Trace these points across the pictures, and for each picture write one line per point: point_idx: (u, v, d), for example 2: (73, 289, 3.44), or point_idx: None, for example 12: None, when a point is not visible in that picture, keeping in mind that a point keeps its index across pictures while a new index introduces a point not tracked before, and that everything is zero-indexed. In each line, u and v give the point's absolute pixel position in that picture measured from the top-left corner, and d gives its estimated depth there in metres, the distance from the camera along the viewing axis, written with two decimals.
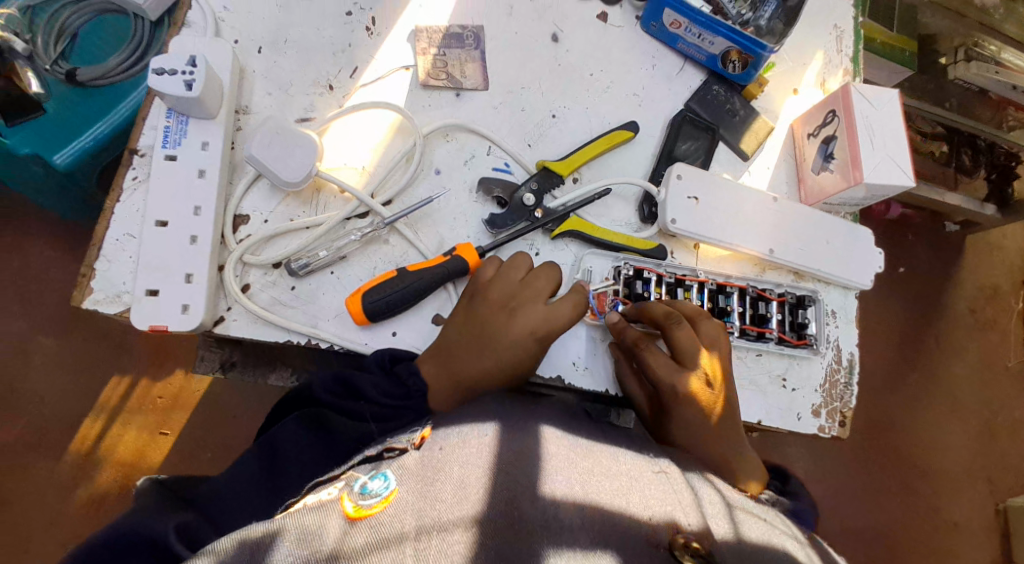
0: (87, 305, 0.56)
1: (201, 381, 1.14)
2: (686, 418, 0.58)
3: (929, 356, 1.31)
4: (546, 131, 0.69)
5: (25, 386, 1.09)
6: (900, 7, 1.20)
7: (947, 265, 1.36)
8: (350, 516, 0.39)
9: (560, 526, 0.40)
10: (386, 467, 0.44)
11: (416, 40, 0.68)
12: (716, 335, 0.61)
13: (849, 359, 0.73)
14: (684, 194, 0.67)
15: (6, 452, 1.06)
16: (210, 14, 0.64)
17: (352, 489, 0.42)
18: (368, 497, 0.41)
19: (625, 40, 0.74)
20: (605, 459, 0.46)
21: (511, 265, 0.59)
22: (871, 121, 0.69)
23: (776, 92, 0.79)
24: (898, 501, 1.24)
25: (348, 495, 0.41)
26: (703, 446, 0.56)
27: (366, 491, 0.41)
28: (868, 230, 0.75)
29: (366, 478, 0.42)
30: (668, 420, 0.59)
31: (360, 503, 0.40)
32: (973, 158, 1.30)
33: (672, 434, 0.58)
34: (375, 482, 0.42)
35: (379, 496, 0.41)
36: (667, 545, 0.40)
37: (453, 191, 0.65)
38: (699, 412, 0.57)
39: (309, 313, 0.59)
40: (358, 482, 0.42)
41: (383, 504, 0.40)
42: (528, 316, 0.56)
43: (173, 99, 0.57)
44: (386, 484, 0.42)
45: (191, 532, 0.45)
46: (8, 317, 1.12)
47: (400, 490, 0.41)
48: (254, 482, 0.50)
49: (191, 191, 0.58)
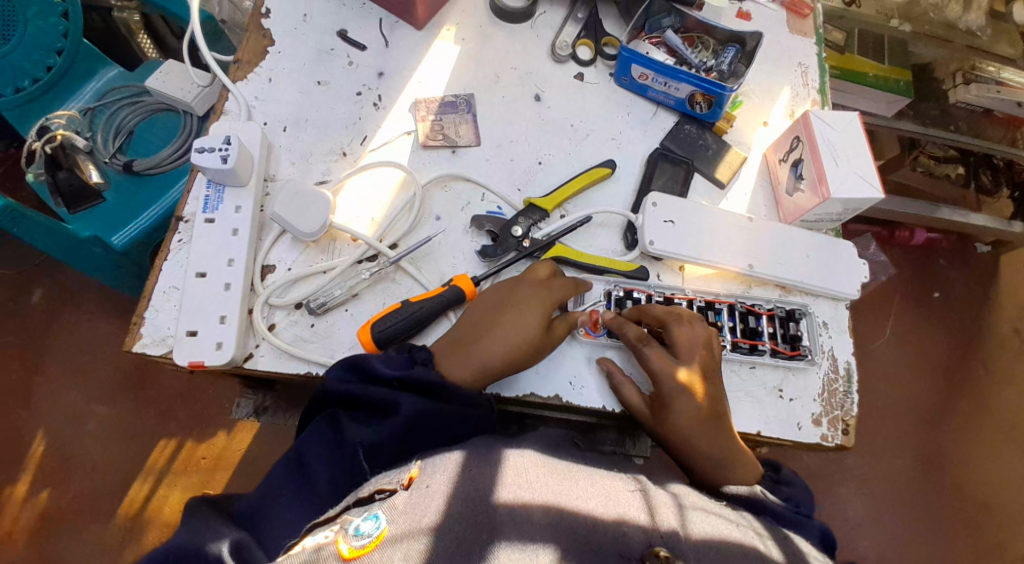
0: (137, 348, 0.66)
1: (241, 441, 1.22)
2: (681, 411, 0.62)
3: (979, 386, 1.34)
4: (534, 177, 0.78)
5: (81, 452, 1.19)
6: (889, 42, 1.24)
7: (985, 286, 1.43)
8: (345, 557, 0.43)
9: (534, 525, 0.46)
10: (377, 508, 0.48)
11: (416, 110, 0.79)
12: (691, 347, 0.65)
13: (846, 368, 0.74)
14: (659, 219, 0.74)
15: (62, 517, 1.15)
16: (243, 103, 0.76)
17: (347, 532, 0.45)
18: (361, 537, 0.45)
19: (601, 94, 0.83)
20: (585, 483, 0.51)
21: (522, 277, 0.68)
22: (833, 142, 0.73)
23: (745, 127, 0.84)
24: (965, 541, 1.24)
25: (343, 537, 0.45)
26: (700, 439, 0.61)
27: (359, 532, 0.45)
28: (849, 243, 0.78)
29: (359, 520, 0.46)
30: (667, 415, 0.63)
31: (354, 543, 0.44)
32: (993, 177, 1.36)
33: (671, 428, 0.63)
34: (367, 523, 0.46)
35: (371, 536, 0.45)
36: (641, 557, 0.45)
37: (451, 233, 0.74)
38: (693, 405, 0.62)
39: (327, 346, 0.67)
40: (350, 525, 0.46)
41: (377, 542, 0.44)
42: (516, 333, 0.63)
43: (212, 172, 0.68)
44: (377, 524, 0.46)
45: (244, 551, 0.48)
46: (67, 386, 1.23)
47: (390, 529, 0.45)
48: (288, 491, 0.54)
49: (225, 246, 0.68)
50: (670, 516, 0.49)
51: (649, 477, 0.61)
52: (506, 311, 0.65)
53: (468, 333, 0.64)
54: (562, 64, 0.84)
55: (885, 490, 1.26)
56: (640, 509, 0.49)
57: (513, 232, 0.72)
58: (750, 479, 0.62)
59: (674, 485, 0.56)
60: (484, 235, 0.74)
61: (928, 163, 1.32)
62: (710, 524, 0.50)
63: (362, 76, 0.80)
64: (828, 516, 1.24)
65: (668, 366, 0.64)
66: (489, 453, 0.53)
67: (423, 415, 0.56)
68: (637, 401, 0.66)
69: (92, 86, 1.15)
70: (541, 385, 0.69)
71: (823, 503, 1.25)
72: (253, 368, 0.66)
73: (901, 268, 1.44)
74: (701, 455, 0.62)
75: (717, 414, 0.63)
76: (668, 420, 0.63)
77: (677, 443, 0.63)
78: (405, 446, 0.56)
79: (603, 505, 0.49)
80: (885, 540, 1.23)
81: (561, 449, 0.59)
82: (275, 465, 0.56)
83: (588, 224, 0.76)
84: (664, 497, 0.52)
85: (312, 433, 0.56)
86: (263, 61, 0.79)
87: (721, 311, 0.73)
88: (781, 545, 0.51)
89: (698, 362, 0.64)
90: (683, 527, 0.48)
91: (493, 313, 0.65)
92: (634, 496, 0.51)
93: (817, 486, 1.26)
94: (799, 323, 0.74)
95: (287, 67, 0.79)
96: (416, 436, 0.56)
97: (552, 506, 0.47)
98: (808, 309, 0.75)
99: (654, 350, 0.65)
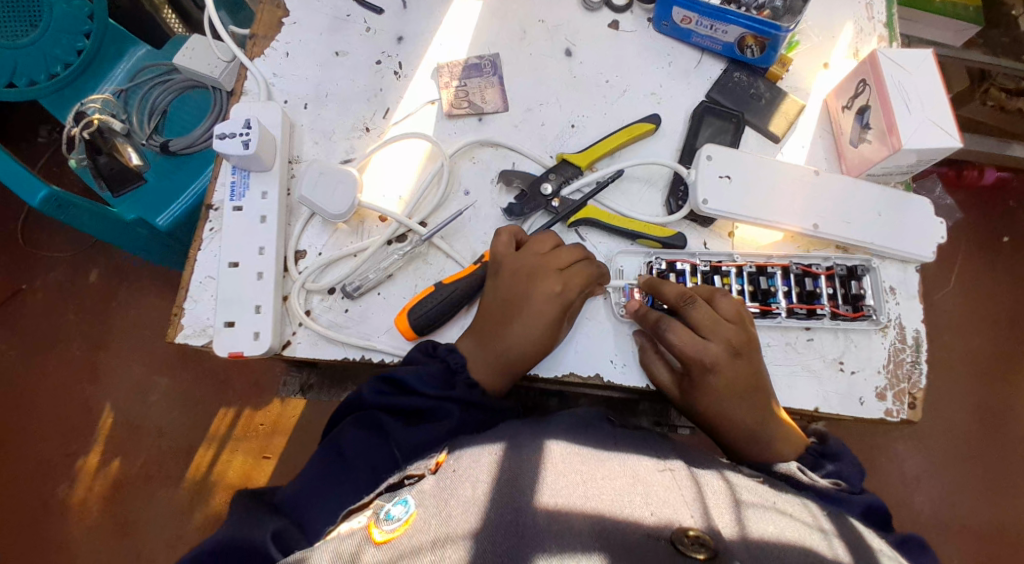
0: (179, 339, 0.66)
1: (294, 408, 1.24)
2: (708, 383, 0.60)
3: None
4: (566, 142, 0.73)
5: (146, 422, 1.24)
6: None
7: None
8: (376, 541, 0.45)
9: (581, 534, 0.43)
10: (406, 494, 0.50)
11: (439, 76, 0.74)
12: (709, 320, 0.60)
13: (914, 337, 0.68)
14: (713, 174, 0.68)
15: (133, 483, 1.21)
16: (262, 81, 0.73)
17: (378, 517, 0.48)
18: (391, 522, 0.47)
19: (638, 44, 0.76)
20: (638, 488, 0.48)
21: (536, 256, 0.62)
22: (905, 86, 0.65)
23: (804, 71, 0.76)
24: None
25: (375, 522, 0.47)
26: (739, 414, 0.59)
27: (390, 516, 0.47)
28: (923, 197, 0.70)
29: (389, 506, 0.48)
30: (698, 389, 0.61)
31: (385, 528, 0.46)
32: None
33: (702, 402, 0.60)
34: (397, 508, 0.48)
35: (400, 520, 0.47)
36: (667, 536, 0.43)
37: (483, 206, 0.71)
38: (720, 377, 0.59)
39: (362, 330, 0.66)
40: (382, 510, 0.48)
41: (406, 525, 0.46)
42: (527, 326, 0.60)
43: (235, 158, 0.66)
44: (406, 509, 0.48)
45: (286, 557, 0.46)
46: (125, 362, 1.27)
47: (418, 513, 0.47)
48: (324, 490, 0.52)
49: (256, 234, 0.67)
50: (722, 509, 0.47)
51: (699, 457, 0.57)
52: (516, 314, 0.61)
53: (493, 318, 0.61)
54: (594, 13, 0.77)
55: (948, 447, 1.19)
56: (688, 504, 0.47)
57: (542, 190, 0.69)
58: (787, 455, 0.58)
59: (730, 473, 0.53)
60: (514, 191, 0.71)
61: (999, 96, 1.18)
62: (766, 517, 0.46)
63: (381, 43, 0.75)
64: (885, 471, 1.19)
65: (691, 342, 0.60)
66: (537, 439, 0.53)
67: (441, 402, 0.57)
68: (664, 376, 0.63)
69: (123, 65, 1.12)
70: (581, 364, 0.66)
71: (879, 459, 1.19)
72: (291, 356, 0.65)
73: (970, 212, 1.32)
74: (731, 424, 0.59)
75: (756, 382, 0.59)
76: (694, 396, 0.61)
77: (709, 413, 0.60)
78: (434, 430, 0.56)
79: (641, 508, 0.46)
80: (949, 495, 1.17)
81: (587, 430, 0.57)
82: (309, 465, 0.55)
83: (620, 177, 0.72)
84: (716, 484, 0.50)
85: (384, 403, 0.56)
86: (279, 35, 0.75)
87: (775, 274, 0.67)
88: (845, 538, 0.46)
89: (724, 334, 0.60)
90: (740, 526, 0.45)
91: (508, 308, 0.61)
92: (683, 486, 0.49)
93: (874, 441, 1.20)
94: (862, 280, 0.68)
95: (304, 39, 0.75)
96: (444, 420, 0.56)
97: (588, 498, 0.47)
98: (873, 265, 0.68)
99: (673, 330, 0.61)
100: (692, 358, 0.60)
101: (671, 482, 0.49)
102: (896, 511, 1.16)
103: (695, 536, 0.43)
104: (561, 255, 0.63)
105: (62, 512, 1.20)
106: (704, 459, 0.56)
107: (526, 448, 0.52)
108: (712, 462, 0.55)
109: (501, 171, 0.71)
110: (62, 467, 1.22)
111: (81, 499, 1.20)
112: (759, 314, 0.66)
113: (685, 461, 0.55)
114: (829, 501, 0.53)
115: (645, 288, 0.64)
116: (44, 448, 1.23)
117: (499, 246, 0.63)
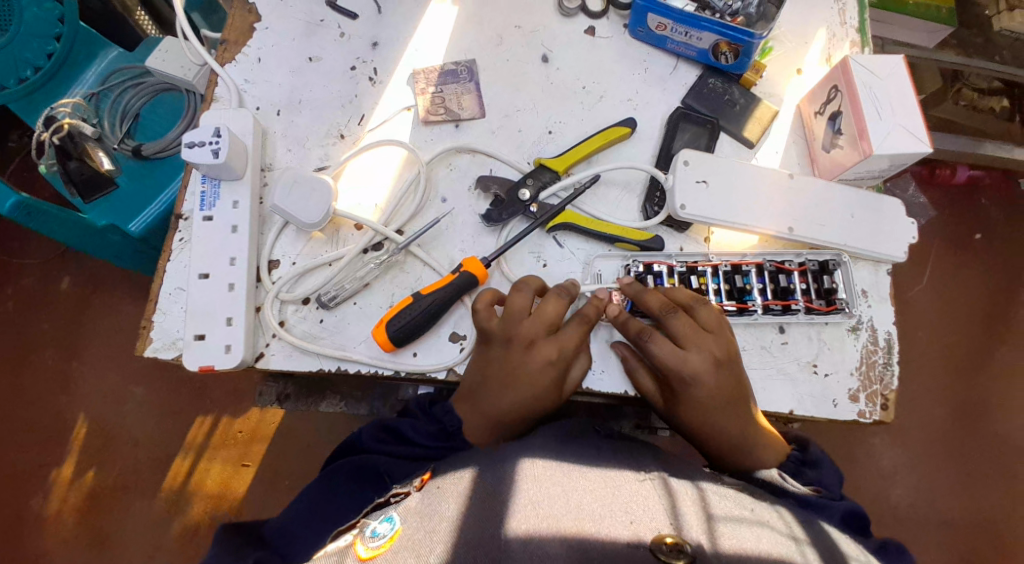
0: (149, 352, 0.65)
1: (275, 414, 1.22)
2: (694, 398, 0.60)
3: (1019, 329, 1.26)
4: (544, 149, 0.73)
5: (122, 432, 1.21)
6: None
7: None
8: (362, 557, 0.47)
9: (557, 550, 0.43)
10: (392, 511, 0.52)
11: (414, 82, 0.74)
12: (689, 332, 0.61)
13: (886, 339, 0.69)
14: (691, 179, 0.68)
15: (109, 494, 1.18)
16: (233, 87, 0.71)
17: (364, 534, 0.50)
18: (377, 538, 0.49)
19: (614, 50, 0.76)
20: (618, 505, 0.48)
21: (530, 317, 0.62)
22: (876, 92, 0.66)
23: (778, 76, 0.77)
24: (1001, 488, 1.19)
25: (361, 539, 0.49)
26: (721, 432, 0.59)
27: (376, 533, 0.49)
28: (893, 198, 0.71)
29: (375, 523, 0.51)
30: (679, 402, 0.61)
31: (370, 545, 0.48)
32: None
33: (685, 415, 0.61)
34: (383, 525, 0.50)
35: (386, 536, 0.49)
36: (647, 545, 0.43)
37: (460, 213, 0.70)
38: (706, 391, 0.59)
39: (338, 341, 0.66)
40: (368, 528, 0.50)
41: (392, 541, 0.48)
42: (510, 377, 0.60)
43: (204, 167, 0.65)
44: (391, 526, 0.50)
45: None
46: (101, 371, 1.24)
47: (404, 529, 0.49)
48: (313, 520, 0.56)
49: (226, 244, 0.66)
50: (694, 522, 0.46)
51: (678, 466, 0.57)
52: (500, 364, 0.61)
53: (482, 374, 0.62)
54: (571, 18, 0.77)
55: (923, 440, 1.21)
56: (660, 514, 0.47)
57: (520, 196, 0.69)
58: (770, 461, 0.60)
59: (704, 483, 0.53)
60: (491, 197, 0.70)
61: (971, 96, 1.22)
62: (742, 529, 0.46)
63: (356, 48, 0.75)
64: (862, 465, 1.20)
65: (674, 355, 0.60)
66: (505, 461, 0.53)
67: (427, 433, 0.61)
68: (648, 385, 0.63)
69: (94, 69, 1.10)
70: None
71: (856, 453, 1.21)
72: (265, 368, 0.64)
73: (941, 210, 1.34)
74: (715, 435, 0.60)
75: (736, 394, 0.60)
76: (678, 406, 0.61)
77: (693, 424, 0.60)
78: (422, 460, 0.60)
79: (618, 522, 0.45)
80: (923, 488, 1.19)
81: (567, 445, 0.57)
82: (300, 495, 0.58)
83: (597, 183, 0.72)
84: (688, 494, 0.50)
85: (385, 450, 0.60)
86: (250, 40, 0.74)
87: (749, 273, 0.68)
88: (819, 547, 0.47)
89: (705, 346, 0.60)
90: (713, 536, 0.45)
91: (505, 376, 0.60)
92: (655, 497, 0.50)
93: (851, 436, 1.21)
94: (834, 275, 0.68)
95: (277, 45, 0.74)
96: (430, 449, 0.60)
97: (571, 509, 0.47)
98: (845, 260, 0.69)
99: (652, 338, 0.61)
100: (670, 369, 0.60)
101: (654, 489, 0.51)
102: (873, 505, 1.18)
103: (673, 543, 0.43)
104: (546, 312, 0.62)
105: (36, 525, 1.17)
106: (686, 469, 0.56)
107: (495, 470, 0.52)
108: (695, 474, 0.55)
109: (478, 178, 0.70)
110: (36, 479, 1.19)
111: (55, 514, 1.17)
112: (736, 312, 0.67)
113: (659, 469, 0.55)
114: (804, 509, 0.54)
115: (630, 294, 0.64)
116: (17, 459, 1.20)
117: (483, 318, 0.62)
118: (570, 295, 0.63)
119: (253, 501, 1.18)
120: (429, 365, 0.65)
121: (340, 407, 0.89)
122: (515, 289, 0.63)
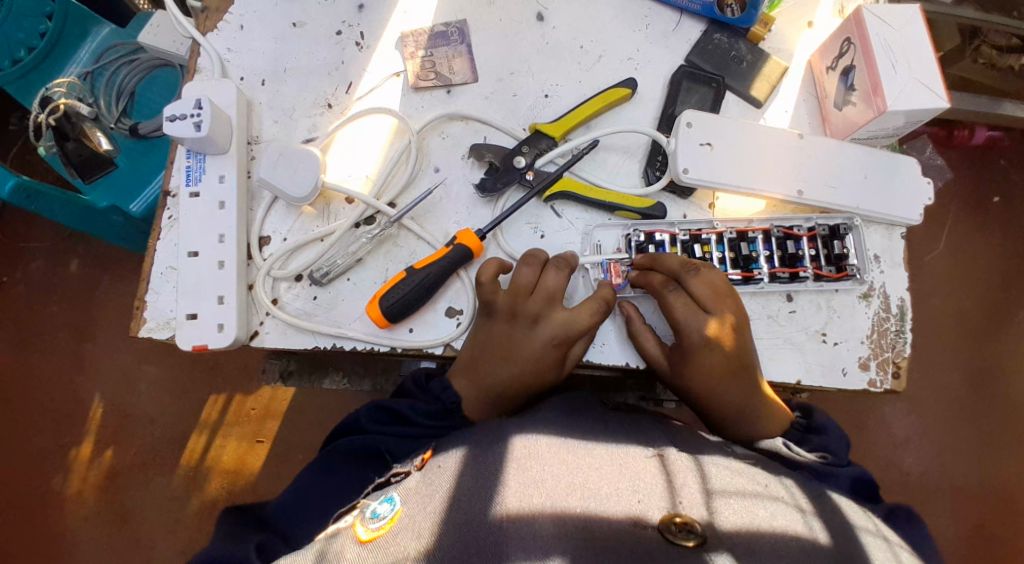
0: (143, 333, 0.64)
1: (285, 392, 1.22)
2: (703, 361, 0.58)
3: None
4: (539, 114, 0.70)
5: (135, 412, 1.22)
6: None
7: None
8: (361, 540, 0.44)
9: (557, 530, 0.42)
10: (393, 492, 0.50)
11: (403, 46, 0.70)
12: (709, 294, 0.59)
13: (899, 306, 0.66)
14: (694, 142, 0.65)
15: (126, 473, 1.19)
16: (215, 57, 0.69)
17: (364, 515, 0.48)
18: (377, 520, 0.47)
19: (613, 6, 0.73)
20: (620, 482, 0.46)
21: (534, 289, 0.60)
22: (890, 42, 0.62)
23: (787, 29, 0.73)
24: (1016, 451, 1.17)
25: (360, 521, 0.47)
26: (730, 396, 0.58)
27: (376, 515, 0.47)
28: (910, 159, 0.68)
29: (375, 504, 0.49)
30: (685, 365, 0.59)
31: (371, 526, 0.46)
32: None
33: (690, 379, 0.59)
34: (383, 506, 0.48)
35: (386, 518, 0.47)
36: (658, 527, 0.43)
37: (455, 183, 0.68)
38: (716, 356, 0.57)
39: (333, 318, 0.64)
40: (369, 509, 0.48)
41: (391, 523, 0.46)
42: (501, 348, 0.59)
43: (187, 141, 0.62)
44: (392, 507, 0.48)
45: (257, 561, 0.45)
46: (111, 352, 1.24)
47: (404, 510, 0.47)
48: (313, 501, 0.55)
49: (214, 221, 0.64)
50: (695, 500, 0.45)
51: (684, 438, 0.56)
52: (500, 336, 0.60)
53: (478, 348, 0.60)
54: None
55: (938, 407, 1.19)
56: (663, 491, 0.46)
57: (516, 164, 0.65)
58: (769, 433, 0.58)
59: (708, 454, 0.52)
60: (485, 166, 0.68)
61: (990, 54, 1.12)
62: (747, 508, 0.44)
63: (341, 12, 0.71)
64: (876, 433, 1.19)
65: (687, 315, 0.59)
66: (505, 435, 0.51)
67: (426, 412, 0.59)
68: (653, 348, 0.61)
69: (87, 47, 1.06)
70: None
71: (869, 422, 1.19)
72: (260, 346, 0.63)
73: (960, 172, 1.29)
74: (720, 402, 0.58)
75: (743, 365, 0.58)
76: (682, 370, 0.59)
77: (700, 391, 0.59)
78: (421, 437, 0.58)
79: (624, 502, 0.44)
80: (937, 455, 1.17)
81: (570, 419, 0.55)
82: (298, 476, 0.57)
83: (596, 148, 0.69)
84: (689, 470, 0.48)
85: (382, 429, 0.58)
86: (231, 7, 0.71)
87: (756, 239, 0.65)
88: (827, 521, 0.45)
89: (719, 310, 0.59)
90: (712, 514, 0.44)
91: (501, 349, 0.59)
92: (659, 473, 0.48)
93: (863, 405, 1.20)
94: (845, 240, 0.65)
95: (259, 11, 0.71)
96: (429, 427, 0.58)
97: (574, 489, 0.45)
98: (856, 223, 0.66)
99: (672, 295, 0.60)
100: (682, 329, 0.59)
101: (656, 468, 0.49)
102: (885, 471, 1.17)
103: (682, 523, 0.42)
104: (547, 285, 0.60)
105: (57, 504, 1.18)
106: (694, 445, 0.54)
107: (497, 446, 0.49)
108: (704, 447, 0.54)
109: (471, 146, 0.67)
110: (55, 459, 1.20)
111: (75, 492, 1.19)
112: (742, 281, 0.65)
113: (664, 444, 0.53)
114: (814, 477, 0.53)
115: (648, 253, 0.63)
116: (35, 440, 1.21)
117: (487, 288, 0.60)
118: (569, 266, 0.62)
119: (267, 476, 1.18)
120: (425, 341, 0.63)
121: (343, 384, 0.88)
122: (522, 262, 0.62)
